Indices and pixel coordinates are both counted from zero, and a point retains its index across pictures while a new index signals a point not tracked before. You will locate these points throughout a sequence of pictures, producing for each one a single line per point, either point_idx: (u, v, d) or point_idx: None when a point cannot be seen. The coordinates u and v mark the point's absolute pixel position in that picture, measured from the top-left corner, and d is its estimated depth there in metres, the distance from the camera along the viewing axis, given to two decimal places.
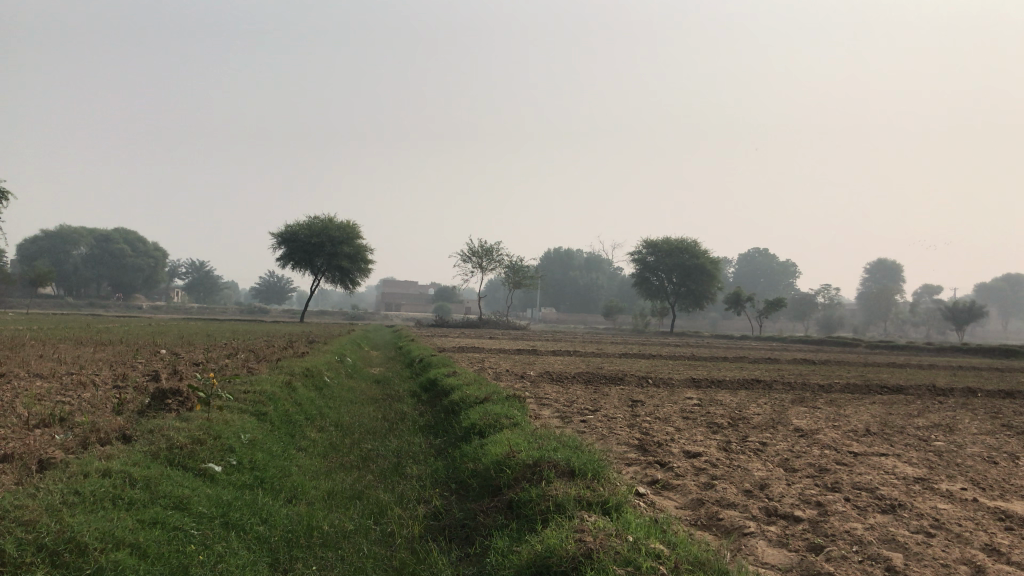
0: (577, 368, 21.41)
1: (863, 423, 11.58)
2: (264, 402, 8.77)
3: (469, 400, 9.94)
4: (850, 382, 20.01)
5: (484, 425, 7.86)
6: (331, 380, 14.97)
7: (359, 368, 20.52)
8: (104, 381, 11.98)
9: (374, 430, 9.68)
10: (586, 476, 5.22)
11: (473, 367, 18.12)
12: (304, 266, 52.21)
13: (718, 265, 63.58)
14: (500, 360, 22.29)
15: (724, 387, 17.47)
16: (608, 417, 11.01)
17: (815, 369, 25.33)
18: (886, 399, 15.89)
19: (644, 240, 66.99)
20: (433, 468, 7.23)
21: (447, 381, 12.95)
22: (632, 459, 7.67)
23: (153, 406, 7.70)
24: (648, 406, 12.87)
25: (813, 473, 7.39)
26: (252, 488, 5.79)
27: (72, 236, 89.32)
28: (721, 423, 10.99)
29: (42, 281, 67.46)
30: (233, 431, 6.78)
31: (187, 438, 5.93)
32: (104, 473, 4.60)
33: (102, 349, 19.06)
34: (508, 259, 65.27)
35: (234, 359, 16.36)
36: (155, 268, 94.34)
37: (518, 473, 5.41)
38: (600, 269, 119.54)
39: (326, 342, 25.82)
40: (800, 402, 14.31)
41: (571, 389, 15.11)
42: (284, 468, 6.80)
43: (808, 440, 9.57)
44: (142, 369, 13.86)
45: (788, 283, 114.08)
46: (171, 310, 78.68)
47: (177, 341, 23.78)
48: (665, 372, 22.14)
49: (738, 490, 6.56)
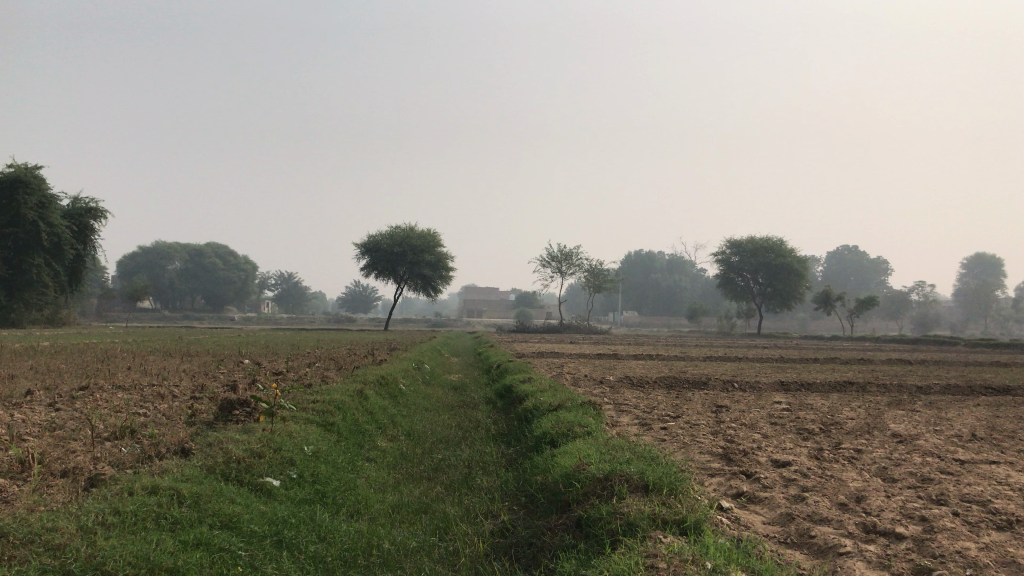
0: (659, 373, 20.77)
1: (968, 427, 10.76)
2: (331, 411, 8.60)
3: (542, 408, 9.57)
4: (951, 383, 18.88)
5: (556, 434, 7.49)
6: (407, 388, 14.79)
7: (436, 374, 20.37)
8: (183, 392, 12.03)
9: (447, 439, 9.43)
10: (661, 491, 4.79)
11: (551, 373, 17.71)
12: (387, 275, 52.81)
13: (805, 265, 61.72)
14: (579, 365, 21.87)
15: (814, 390, 16.68)
16: (689, 424, 10.50)
17: (912, 370, 24.09)
18: (991, 401, 14.86)
19: (727, 240, 65.43)
20: (504, 479, 6.91)
21: (523, 388, 12.61)
22: (716, 470, 7.20)
23: (220, 417, 7.60)
24: (732, 411, 12.28)
25: (916, 483, 6.78)
26: (311, 503, 5.57)
27: (167, 251, 91.94)
28: (811, 429, 10.35)
29: (139, 295, 70.16)
30: (296, 443, 6.60)
31: (245, 452, 5.73)
32: (151, 490, 4.40)
33: (187, 359, 19.40)
34: (588, 263, 64.64)
35: (313, 369, 16.35)
36: (246, 280, 97.05)
37: (588, 488, 5.01)
38: (684, 271, 117.82)
39: (406, 350, 25.85)
40: (898, 405, 13.48)
41: (652, 394, 14.57)
42: (349, 481, 6.57)
43: (907, 447, 8.88)
44: (221, 379, 13.92)
45: (880, 281, 110.10)
46: (261, 320, 80.74)
47: (260, 351, 24.09)
48: (751, 375, 21.35)
49: (832, 503, 6.03)
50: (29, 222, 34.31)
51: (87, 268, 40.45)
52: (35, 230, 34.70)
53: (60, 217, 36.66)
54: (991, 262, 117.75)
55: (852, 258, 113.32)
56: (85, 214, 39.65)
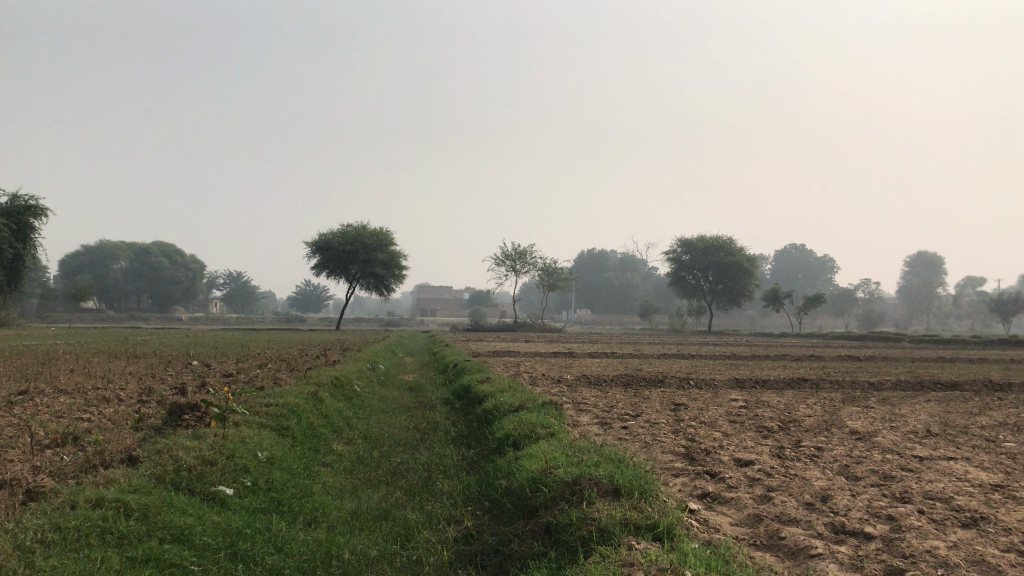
0: (615, 370, 20.76)
1: (922, 423, 10.88)
2: (286, 415, 8.34)
3: (503, 408, 9.43)
4: (900, 379, 19.13)
5: (519, 436, 7.35)
6: (362, 389, 14.51)
7: (391, 374, 20.09)
8: (129, 395, 11.62)
9: (404, 441, 9.24)
10: (631, 496, 4.66)
11: (509, 372, 17.54)
12: (339, 273, 52.15)
13: (755, 263, 62.52)
14: (535, 364, 21.78)
15: (769, 387, 16.80)
16: (649, 422, 10.44)
17: (861, 366, 24.44)
18: (940, 396, 15.11)
19: (678, 239, 65.97)
20: (465, 484, 6.74)
21: (481, 388, 12.44)
22: (680, 469, 7.11)
23: (169, 422, 7.32)
24: (691, 410, 12.28)
25: (878, 481, 6.77)
26: (266, 512, 5.34)
27: (112, 250, 89.94)
28: (770, 426, 10.36)
29: (83, 295, 68.40)
30: (249, 449, 6.36)
31: (196, 459, 5.47)
32: (95, 503, 4.13)
33: (134, 361, 18.84)
34: (542, 261, 64.70)
35: (265, 370, 15.95)
36: (194, 280, 95.25)
37: (556, 492, 4.87)
38: (636, 270, 118.77)
39: (359, 350, 25.51)
40: (852, 401, 13.59)
41: (610, 392, 14.50)
42: (305, 487, 6.34)
43: (866, 443, 8.91)
44: (169, 382, 13.50)
45: (826, 279, 112.12)
46: (209, 321, 79.33)
47: (210, 352, 23.59)
48: (705, 372, 21.45)
49: (799, 503, 5.97)
50: None
51: (27, 267, 39.39)
52: None
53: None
54: (933, 259, 120.59)
55: (799, 256, 115.19)
56: (24, 212, 38.44)
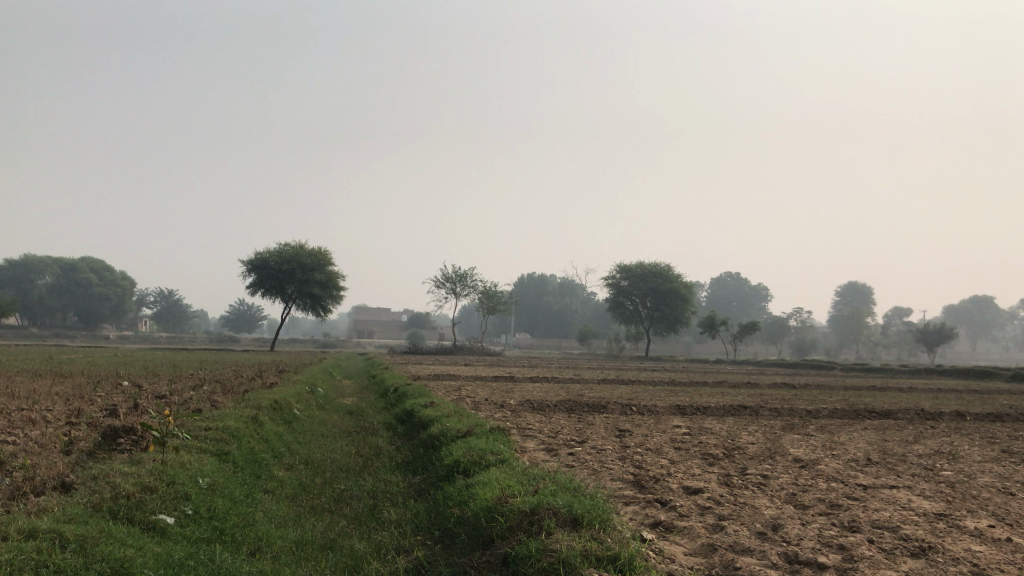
0: (557, 396, 20.65)
1: (862, 451, 11.06)
2: (226, 440, 8.06)
3: (450, 433, 9.30)
4: (836, 407, 19.46)
5: (468, 463, 7.23)
6: (302, 413, 14.15)
7: (330, 398, 19.68)
8: (57, 417, 11.11)
9: (347, 467, 9.02)
10: (590, 525, 4.60)
11: (451, 397, 17.30)
12: (274, 293, 51.25)
13: (691, 290, 63.46)
14: (477, 388, 21.58)
15: (710, 414, 16.92)
16: (596, 449, 10.39)
17: (797, 394, 24.86)
18: (876, 424, 15.39)
19: (617, 265, 66.56)
20: (414, 511, 6.59)
21: (426, 412, 12.22)
22: (630, 497, 7.07)
23: (101, 446, 7.02)
24: (636, 436, 12.26)
25: (826, 510, 6.83)
26: (209, 542, 5.12)
27: (37, 265, 86.72)
28: (715, 453, 10.42)
29: (5, 312, 65.83)
30: (190, 475, 6.12)
31: (135, 486, 5.23)
32: (28, 534, 3.89)
33: (60, 381, 18.08)
34: (482, 284, 64.61)
35: (199, 392, 15.47)
36: (124, 297, 92.50)
37: (513, 522, 4.78)
38: (575, 295, 119.61)
39: (296, 372, 24.97)
40: (792, 429, 13.76)
41: (554, 418, 14.42)
42: (248, 515, 6.11)
43: (811, 471, 9.01)
44: (100, 403, 12.96)
45: (760, 307, 114.37)
46: (139, 339, 77.16)
47: (140, 372, 22.82)
48: (647, 398, 21.50)
49: (751, 533, 5.97)
50: None
51: None
52: None
53: None
54: (863, 291, 123.94)
55: (734, 284, 117.27)
56: None
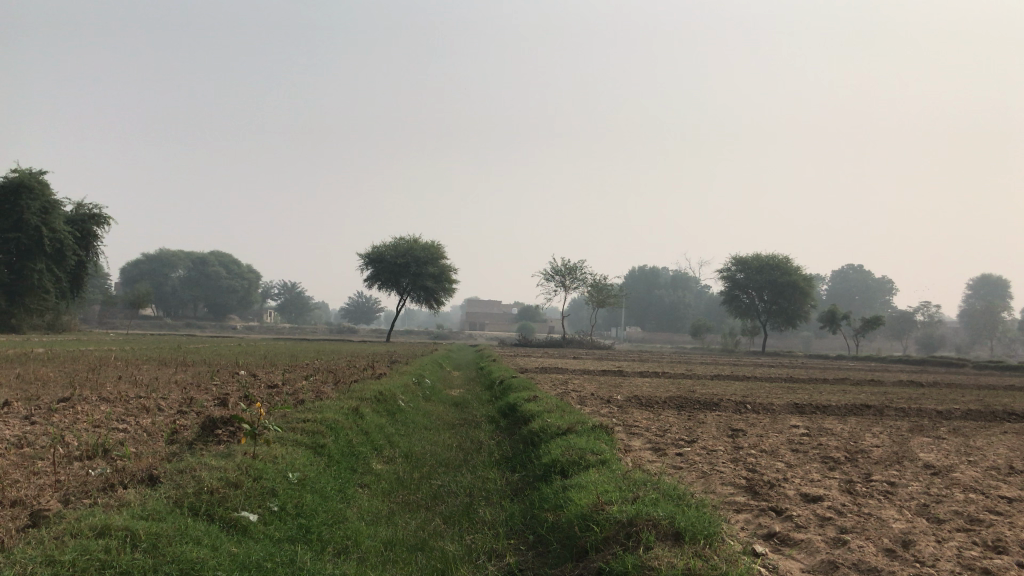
0: (668, 392, 19.95)
1: (1002, 458, 10.08)
2: (323, 432, 7.94)
3: (550, 430, 8.93)
4: (970, 407, 18.12)
5: (566, 462, 6.87)
6: (406, 404, 14.10)
7: (438, 389, 19.66)
8: (171, 405, 11.38)
9: (447, 462, 8.79)
10: (695, 540, 4.15)
11: (557, 391, 16.97)
12: (390, 286, 52.12)
13: (811, 282, 61.01)
14: (584, 383, 21.17)
15: (831, 413, 15.99)
16: (705, 450, 9.84)
17: (926, 392, 23.39)
18: (1016, 428, 14.15)
19: (733, 257, 64.65)
20: (508, 513, 6.27)
21: (528, 407, 11.92)
22: (741, 504, 6.55)
23: (201, 437, 7.03)
24: (750, 437, 11.61)
25: (963, 526, 6.12)
26: (293, 542, 4.95)
27: (171, 259, 91.59)
28: (836, 456, 9.71)
29: (141, 302, 69.46)
30: (279, 469, 6.00)
31: (219, 481, 5.08)
32: (101, 531, 3.76)
33: (183, 370, 18.68)
34: (592, 277, 63.98)
35: (310, 383, 15.70)
36: (249, 289, 96.00)
37: (609, 533, 4.39)
38: (688, 288, 117.36)
39: (407, 363, 25.16)
40: (921, 431, 12.77)
41: (663, 416, 13.86)
42: (337, 512, 5.94)
43: (943, 480, 8.21)
44: (213, 392, 13.25)
45: (884, 301, 109.33)
46: (263, 330, 80.07)
47: (259, 361, 23.40)
48: (762, 395, 20.57)
49: (878, 549, 5.37)
50: (33, 229, 34.79)
51: (88, 274, 40.61)
52: (37, 236, 35.02)
53: (62, 223, 36.74)
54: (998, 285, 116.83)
55: (856, 276, 112.47)
56: (88, 221, 39.94)
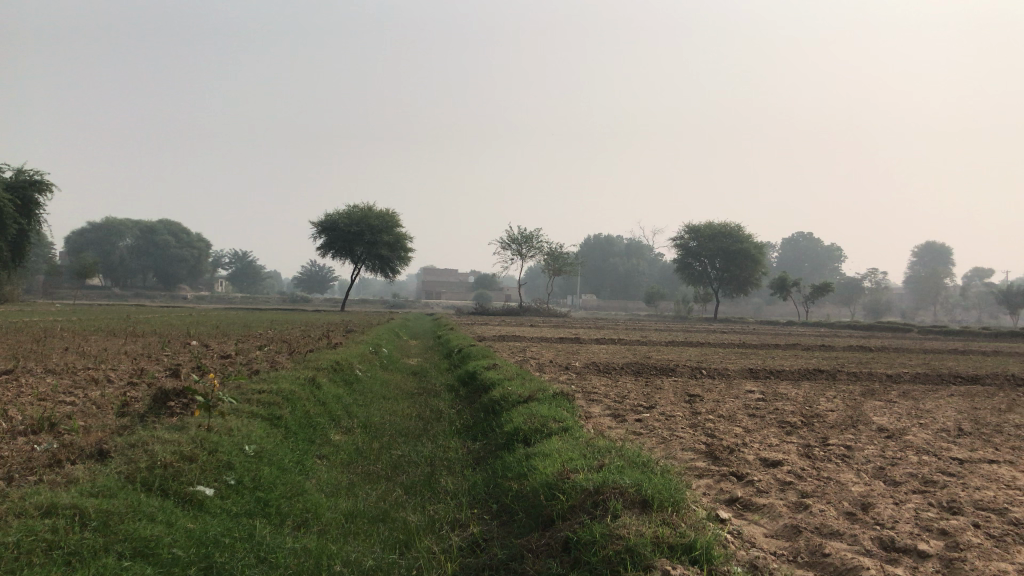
0: (624, 358, 20.06)
1: (952, 421, 10.27)
2: (279, 403, 7.77)
3: (511, 398, 8.87)
4: (917, 371, 18.52)
5: (528, 431, 6.81)
6: (363, 373, 13.95)
7: (395, 358, 19.52)
8: (121, 377, 11.07)
9: (406, 431, 8.69)
10: (663, 509, 4.12)
11: (516, 359, 16.94)
12: (344, 255, 51.51)
13: (762, 250, 61.77)
14: (542, 350, 21.20)
15: (784, 379, 16.21)
16: (665, 415, 9.88)
17: (875, 357, 23.88)
18: (962, 391, 14.48)
19: (686, 225, 65.08)
20: (471, 482, 6.20)
21: (487, 375, 11.84)
22: (704, 470, 6.57)
23: (152, 409, 6.84)
24: (708, 402, 11.70)
25: (920, 487, 6.22)
26: (253, 515, 4.83)
27: (119, 228, 90.59)
28: (793, 421, 9.81)
29: (87, 272, 67.85)
30: (235, 442, 5.84)
31: (173, 455, 4.92)
32: (48, 510, 3.59)
33: (132, 340, 18.26)
34: (548, 245, 63.99)
35: (265, 352, 15.48)
36: (200, 258, 94.28)
37: (576, 501, 4.34)
38: (642, 255, 118.19)
39: (363, 332, 24.92)
40: (873, 395, 12.98)
41: (621, 382, 13.94)
42: (296, 484, 5.82)
43: (899, 442, 8.33)
44: (164, 363, 12.97)
45: (833, 269, 111.33)
46: (214, 299, 78.91)
47: (211, 331, 23.01)
48: (717, 361, 20.78)
49: (840, 512, 5.40)
50: None
51: (31, 243, 39.57)
52: None
53: (2, 190, 35.65)
54: (941, 252, 119.65)
55: (806, 244, 114.14)
56: (29, 187, 38.71)
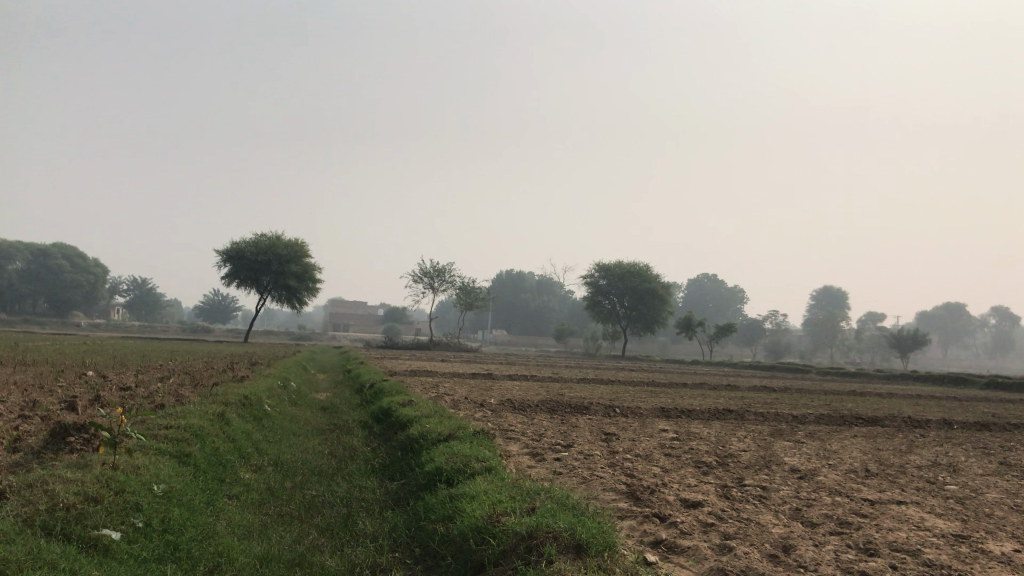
0: (539, 395, 20.03)
1: (858, 462, 10.57)
2: (188, 440, 7.40)
3: (431, 436, 8.69)
4: (821, 412, 19.05)
5: (451, 470, 6.66)
6: (272, 408, 13.48)
7: (303, 392, 18.97)
8: (11, 409, 10.37)
9: (320, 470, 8.40)
10: (596, 553, 4.06)
11: (429, 394, 16.68)
12: (250, 284, 50.27)
13: (669, 290, 63.15)
14: (455, 386, 20.98)
15: (696, 418, 16.42)
16: (584, 455, 9.84)
17: (779, 397, 24.51)
18: (865, 432, 14.96)
19: (596, 263, 66.00)
20: (391, 524, 6.01)
21: (404, 412, 11.61)
22: (626, 511, 6.54)
23: (50, 446, 6.40)
24: (624, 441, 11.73)
25: (837, 529, 6.34)
26: (161, 561, 4.55)
27: (7, 250, 84.85)
28: (708, 461, 9.93)
29: None
30: (143, 481, 5.51)
31: (76, 496, 4.60)
32: None
33: (21, 370, 17.22)
34: (460, 280, 63.82)
35: (166, 385, 14.82)
36: (96, 284, 90.46)
37: (508, 546, 4.25)
38: (552, 292, 119.26)
39: (270, 365, 24.16)
40: (782, 436, 13.28)
41: (537, 420, 13.87)
42: (207, 526, 5.52)
43: (810, 483, 8.52)
44: (59, 395, 12.23)
45: (736, 310, 114.55)
46: (111, 327, 75.62)
47: (109, 361, 21.92)
48: (630, 399, 20.93)
49: (762, 555, 5.45)
50: None
51: None
52: None
53: None
54: (837, 296, 124.52)
55: (711, 285, 117.29)
56: None
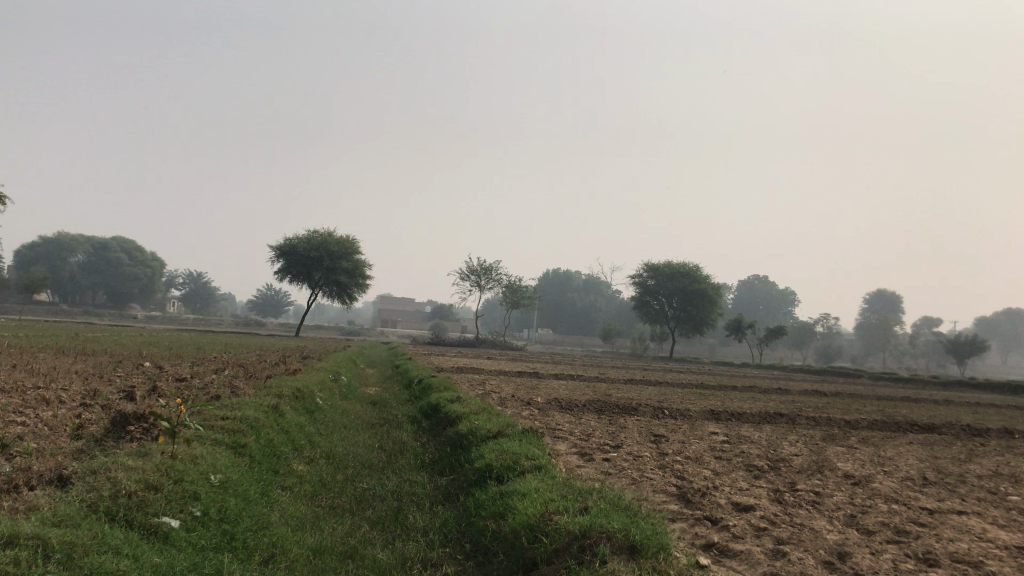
0: (586, 395, 20.00)
1: (914, 469, 10.33)
2: (243, 431, 7.52)
3: (479, 433, 8.72)
4: (874, 418, 18.69)
5: (501, 468, 6.67)
6: (323, 402, 13.62)
7: (352, 386, 19.17)
8: (73, 397, 10.63)
9: (370, 463, 8.49)
10: (650, 554, 4.02)
11: (477, 392, 16.74)
12: (302, 279, 50.95)
13: (719, 291, 62.50)
14: (502, 384, 21.04)
15: (745, 421, 16.21)
16: (632, 455, 9.78)
17: (830, 402, 24.10)
18: (920, 438, 14.63)
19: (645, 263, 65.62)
20: (441, 519, 6.03)
21: (452, 408, 11.65)
22: (677, 514, 6.47)
23: (110, 434, 6.55)
24: (673, 443, 11.63)
25: (894, 537, 6.20)
26: (219, 550, 4.63)
27: (70, 243, 87.44)
28: (759, 464, 9.80)
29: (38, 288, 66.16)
30: (201, 471, 5.62)
31: (137, 484, 4.70)
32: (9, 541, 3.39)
33: (81, 359, 17.66)
34: (507, 278, 63.93)
35: (220, 376, 15.07)
36: (153, 278, 92.55)
37: (560, 545, 4.24)
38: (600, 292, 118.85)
39: (321, 359, 24.48)
40: (834, 441, 13.05)
41: (584, 419, 13.82)
42: (262, 517, 5.61)
43: (865, 490, 8.36)
44: (117, 385, 12.51)
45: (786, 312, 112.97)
46: (166, 320, 77.20)
47: (165, 353, 22.39)
48: (677, 401, 20.77)
49: (817, 561, 5.35)
50: None
51: None
52: None
53: None
54: (891, 300, 122.09)
55: (760, 287, 115.84)
56: None
